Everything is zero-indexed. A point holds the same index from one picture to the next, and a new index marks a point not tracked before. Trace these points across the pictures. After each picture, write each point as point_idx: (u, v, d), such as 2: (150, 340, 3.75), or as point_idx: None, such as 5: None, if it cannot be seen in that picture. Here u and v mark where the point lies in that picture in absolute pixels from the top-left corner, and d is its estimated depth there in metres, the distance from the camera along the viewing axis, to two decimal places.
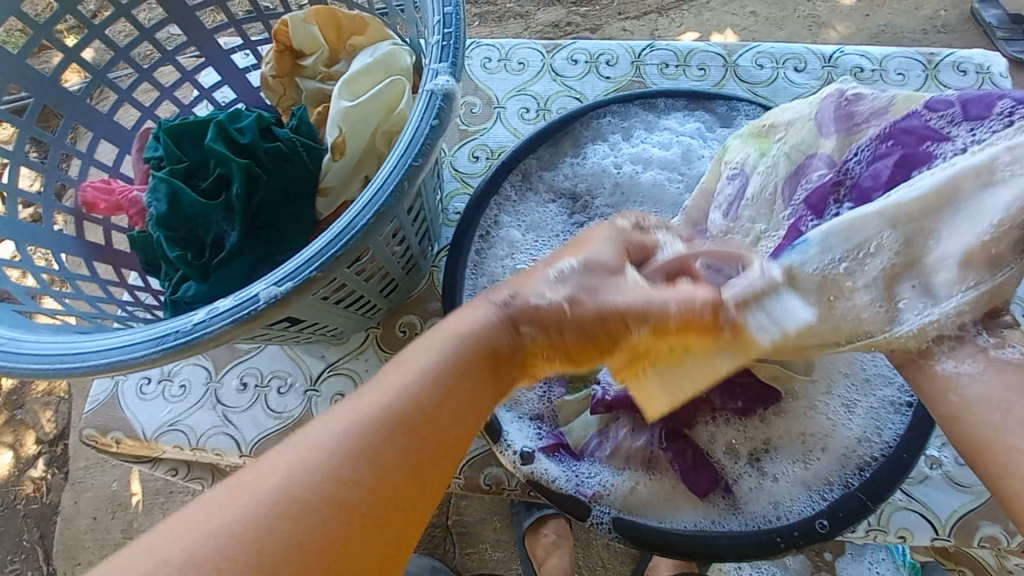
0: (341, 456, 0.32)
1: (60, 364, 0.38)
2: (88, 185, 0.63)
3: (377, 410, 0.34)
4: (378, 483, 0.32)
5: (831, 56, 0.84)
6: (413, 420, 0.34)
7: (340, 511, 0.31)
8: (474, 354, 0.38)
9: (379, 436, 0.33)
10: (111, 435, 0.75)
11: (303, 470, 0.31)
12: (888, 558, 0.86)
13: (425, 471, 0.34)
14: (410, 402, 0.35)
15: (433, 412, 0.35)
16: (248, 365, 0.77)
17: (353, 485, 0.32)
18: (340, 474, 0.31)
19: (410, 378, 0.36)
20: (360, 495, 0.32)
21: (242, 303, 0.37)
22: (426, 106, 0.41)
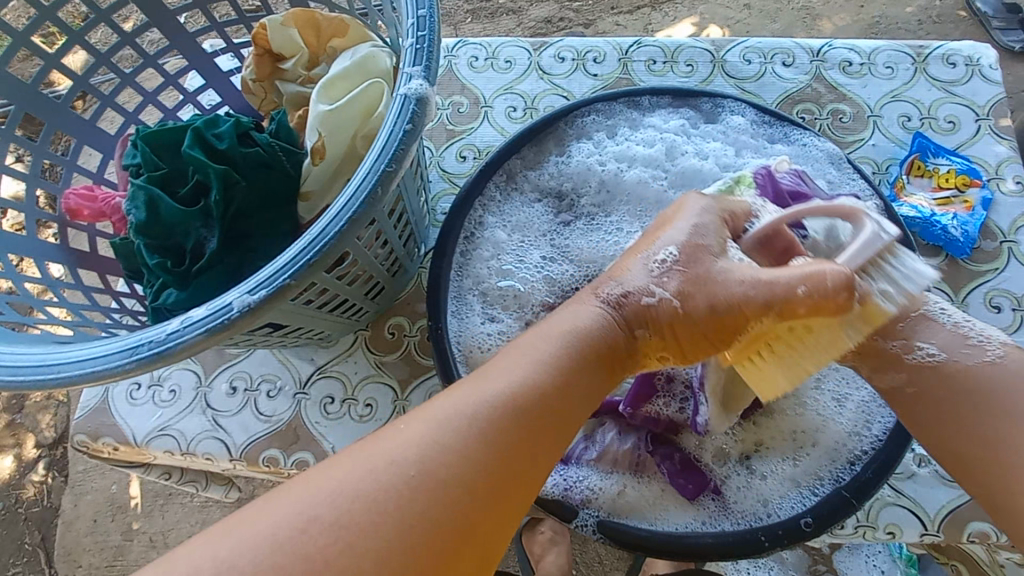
0: (470, 434, 0.35)
1: (34, 376, 0.38)
2: (71, 192, 0.63)
3: (497, 398, 0.37)
4: (492, 461, 0.35)
5: (819, 50, 0.84)
6: (532, 410, 0.38)
7: (466, 487, 0.34)
8: (581, 353, 0.42)
9: (497, 417, 0.36)
10: (102, 441, 0.76)
11: (429, 443, 0.34)
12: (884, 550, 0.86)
13: (538, 453, 0.37)
14: (523, 391, 0.38)
15: (549, 407, 0.39)
16: (237, 369, 0.77)
17: (476, 462, 0.35)
18: (469, 449, 0.35)
19: (521, 369, 0.39)
20: (481, 468, 0.35)
21: (215, 312, 0.37)
22: (400, 110, 0.41)
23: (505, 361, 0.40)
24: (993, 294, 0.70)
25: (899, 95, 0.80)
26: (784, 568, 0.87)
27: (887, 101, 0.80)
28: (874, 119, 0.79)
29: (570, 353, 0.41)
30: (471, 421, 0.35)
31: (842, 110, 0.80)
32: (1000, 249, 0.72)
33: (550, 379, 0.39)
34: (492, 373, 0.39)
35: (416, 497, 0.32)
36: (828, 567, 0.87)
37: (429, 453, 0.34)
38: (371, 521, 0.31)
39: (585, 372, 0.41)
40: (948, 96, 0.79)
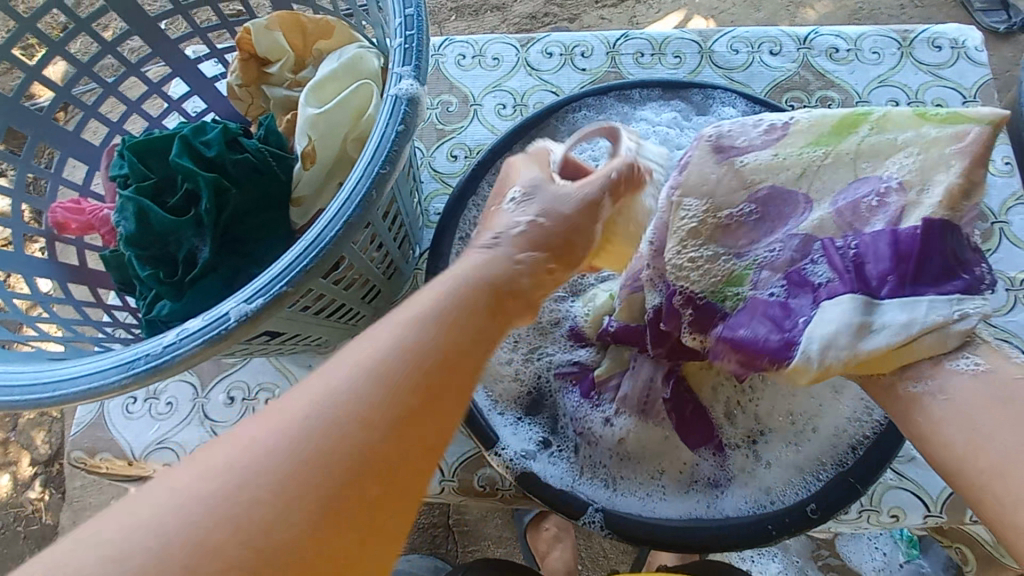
0: (350, 396, 0.30)
1: (27, 395, 0.37)
2: (58, 206, 0.62)
3: (383, 361, 0.31)
4: (377, 433, 0.29)
5: (806, 38, 0.84)
6: (412, 373, 0.31)
7: (350, 464, 0.28)
8: (454, 309, 0.35)
9: (377, 381, 0.30)
10: (99, 456, 0.75)
11: (303, 417, 0.28)
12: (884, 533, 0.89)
13: (418, 422, 0.31)
14: (397, 355, 0.32)
15: (450, 357, 0.33)
16: (234, 379, 0.76)
17: (361, 434, 0.29)
18: (341, 421, 0.29)
19: (390, 327, 0.33)
20: (365, 436, 0.29)
21: (211, 323, 0.37)
22: (391, 111, 0.41)
23: (383, 321, 0.34)
24: (986, 275, 0.71)
25: (886, 80, 0.81)
26: (788, 556, 0.89)
27: (875, 87, 0.81)
28: (863, 105, 0.80)
29: (435, 310, 0.35)
30: (365, 377, 0.30)
31: (830, 96, 0.81)
32: (991, 230, 0.73)
33: (425, 339, 0.33)
34: (395, 327, 0.33)
35: (280, 483, 0.27)
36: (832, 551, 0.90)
37: (300, 430, 0.28)
38: (254, 503, 0.26)
39: (467, 328, 0.35)
40: (935, 79, 0.80)
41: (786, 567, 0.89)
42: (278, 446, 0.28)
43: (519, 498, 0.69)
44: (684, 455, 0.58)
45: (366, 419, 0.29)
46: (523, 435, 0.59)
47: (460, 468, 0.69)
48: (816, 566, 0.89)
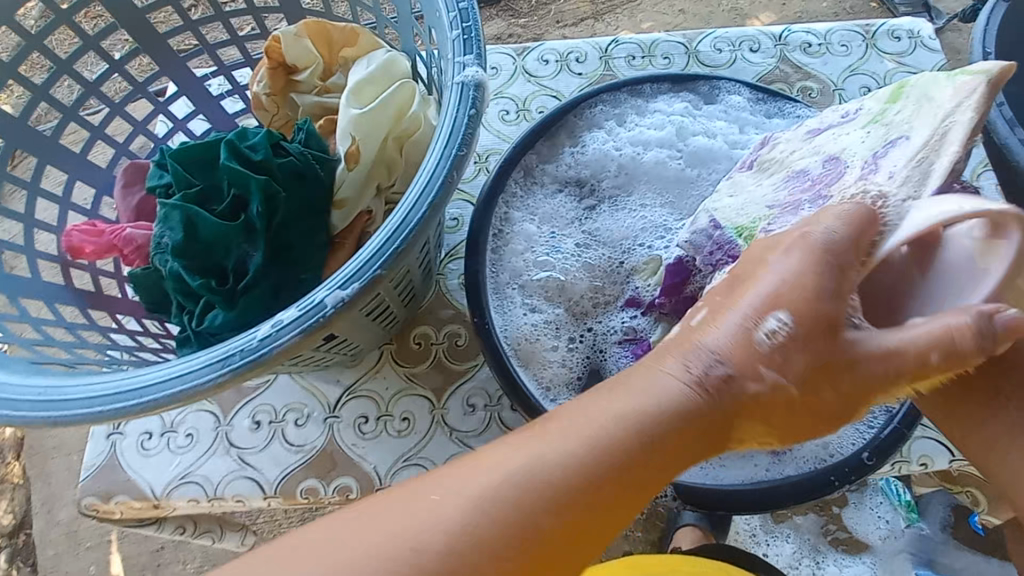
0: (548, 481, 0.30)
1: (111, 406, 0.35)
2: (72, 229, 0.58)
3: (587, 448, 0.31)
4: (563, 519, 0.29)
5: (780, 36, 0.91)
6: (645, 454, 0.31)
7: (530, 556, 0.29)
8: (714, 409, 0.33)
9: (604, 457, 0.31)
10: (113, 500, 0.70)
11: (489, 497, 0.29)
12: (886, 500, 0.85)
13: (622, 511, 0.31)
14: (643, 437, 0.31)
15: (654, 458, 0.31)
16: (259, 403, 0.73)
17: (549, 519, 0.29)
18: (523, 508, 0.29)
19: (630, 418, 0.32)
20: (554, 518, 0.29)
21: (307, 312, 0.36)
22: (461, 97, 0.42)
23: (620, 404, 0.32)
24: None
25: (857, 69, 0.88)
26: (802, 535, 0.84)
27: (848, 76, 0.88)
28: (839, 93, 0.86)
29: (710, 397, 0.33)
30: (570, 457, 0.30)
31: (809, 86, 0.87)
32: (967, 195, 0.80)
33: (665, 433, 0.32)
34: (609, 400, 0.32)
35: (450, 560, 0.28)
36: (841, 526, 0.84)
37: (485, 511, 0.29)
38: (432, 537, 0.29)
39: (706, 429, 0.33)
40: (899, 66, 0.88)
41: (802, 548, 0.84)
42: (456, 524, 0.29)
43: None
44: None
45: (581, 503, 0.30)
46: None
47: None
48: (829, 542, 0.84)
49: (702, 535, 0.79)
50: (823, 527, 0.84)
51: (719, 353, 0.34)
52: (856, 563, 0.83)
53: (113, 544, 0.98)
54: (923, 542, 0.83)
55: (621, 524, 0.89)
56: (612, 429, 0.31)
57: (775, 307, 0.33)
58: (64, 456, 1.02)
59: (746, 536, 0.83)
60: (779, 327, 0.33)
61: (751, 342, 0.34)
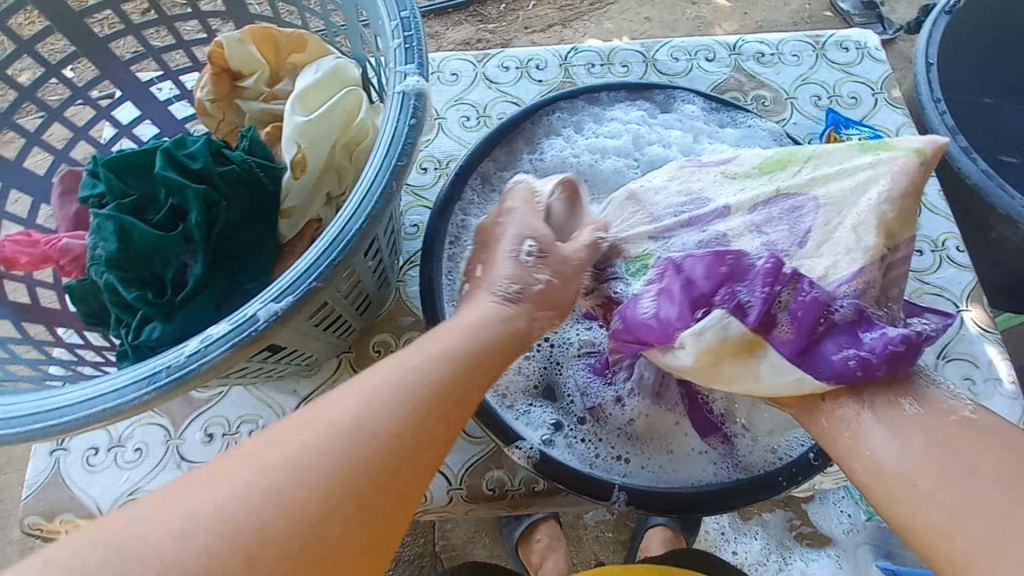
0: (344, 440, 0.33)
1: (31, 426, 0.34)
2: (6, 239, 0.55)
3: (372, 395, 0.35)
4: (377, 472, 0.33)
5: (734, 45, 0.93)
6: (415, 422, 0.35)
7: (347, 513, 0.31)
8: (492, 359, 0.41)
9: (366, 448, 0.33)
10: (58, 519, 0.67)
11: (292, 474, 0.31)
12: (847, 495, 0.87)
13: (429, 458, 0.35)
14: (412, 394, 0.36)
15: (411, 445, 0.34)
16: (211, 415, 0.71)
17: (358, 465, 0.32)
18: (341, 459, 0.32)
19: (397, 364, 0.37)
20: (369, 470, 0.32)
21: (239, 326, 0.35)
22: (401, 107, 0.41)
23: (402, 359, 0.38)
24: (915, 239, 0.81)
25: (807, 78, 0.91)
26: (769, 531, 0.86)
27: (799, 85, 0.90)
28: (790, 101, 0.89)
29: (463, 365, 0.39)
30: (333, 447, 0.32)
31: (763, 94, 0.90)
32: None
33: (444, 384, 0.37)
34: (376, 377, 0.36)
35: (276, 523, 0.29)
36: (805, 520, 0.86)
37: (298, 475, 0.31)
38: None
39: (484, 372, 0.40)
40: (848, 76, 0.91)
41: (769, 544, 0.85)
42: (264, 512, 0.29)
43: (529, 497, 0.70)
44: (692, 440, 0.59)
45: (391, 447, 0.33)
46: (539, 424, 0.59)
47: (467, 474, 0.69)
48: (794, 538, 0.85)
49: (672, 536, 0.80)
50: (788, 522, 0.86)
51: (496, 298, 0.46)
52: (820, 557, 0.85)
53: None
54: (882, 535, 0.85)
55: (591, 526, 0.88)
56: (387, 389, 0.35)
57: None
58: (15, 473, 0.98)
59: (714, 536, 0.85)
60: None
61: (521, 267, 0.48)
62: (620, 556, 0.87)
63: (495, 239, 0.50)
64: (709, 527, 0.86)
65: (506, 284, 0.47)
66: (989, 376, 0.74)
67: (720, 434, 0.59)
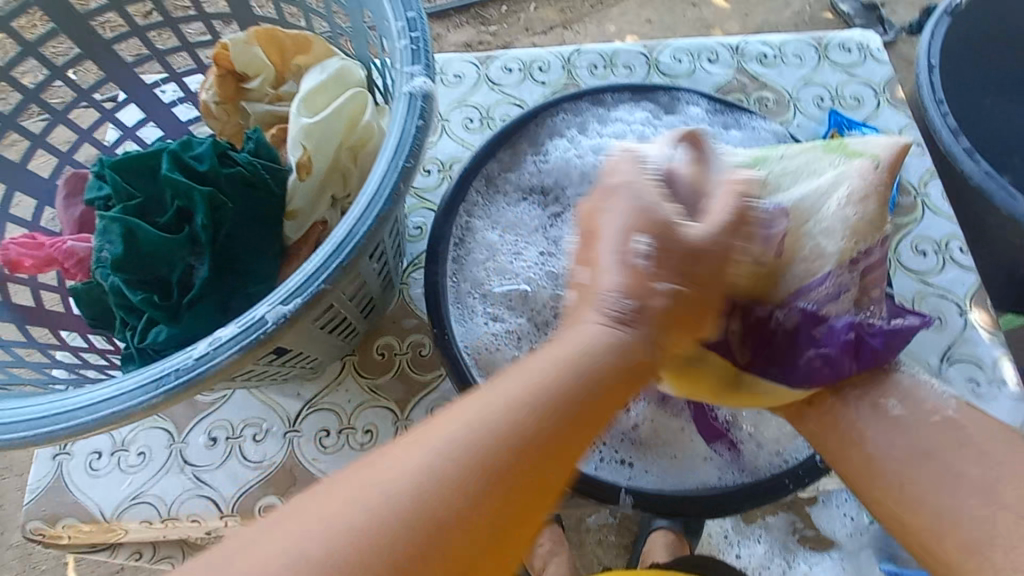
0: (458, 463, 0.30)
1: (38, 430, 0.34)
2: (10, 242, 0.55)
3: (488, 424, 0.32)
4: (502, 493, 0.30)
5: (737, 47, 0.93)
6: (525, 458, 0.31)
7: (461, 540, 0.29)
8: (602, 370, 0.36)
9: (472, 473, 0.30)
10: (61, 524, 0.67)
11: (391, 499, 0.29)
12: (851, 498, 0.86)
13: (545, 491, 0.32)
14: (520, 433, 0.32)
15: (525, 470, 0.31)
16: (215, 419, 0.71)
17: (473, 496, 0.30)
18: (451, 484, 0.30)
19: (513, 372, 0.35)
20: (470, 503, 0.29)
21: (247, 328, 0.35)
22: (408, 108, 0.41)
23: (509, 376, 0.35)
24: (918, 241, 0.81)
25: (810, 80, 0.91)
26: (773, 535, 0.85)
27: (802, 86, 0.90)
28: (794, 102, 0.89)
29: (577, 377, 0.35)
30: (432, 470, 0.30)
31: (765, 96, 0.90)
32: (914, 202, 0.83)
33: (558, 411, 0.33)
34: (478, 400, 0.33)
35: (379, 546, 0.27)
36: (809, 524, 0.85)
37: (382, 504, 0.28)
38: None
39: (606, 393, 0.35)
40: (850, 77, 0.91)
41: (773, 548, 0.85)
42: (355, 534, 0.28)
43: None
44: (697, 445, 0.59)
45: (499, 474, 0.30)
46: None
47: None
48: (798, 541, 0.85)
49: (676, 540, 0.80)
50: (792, 526, 0.85)
51: (602, 318, 0.39)
52: (823, 560, 0.84)
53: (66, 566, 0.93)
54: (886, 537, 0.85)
55: (594, 529, 0.88)
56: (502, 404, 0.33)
57: (633, 235, 0.40)
58: (16, 477, 0.98)
59: (717, 539, 0.86)
60: (642, 250, 0.40)
61: (633, 273, 0.40)
62: (624, 560, 0.87)
63: (592, 234, 0.44)
64: (711, 530, 0.87)
65: (614, 298, 0.39)
66: (993, 378, 0.74)
67: (725, 440, 0.58)
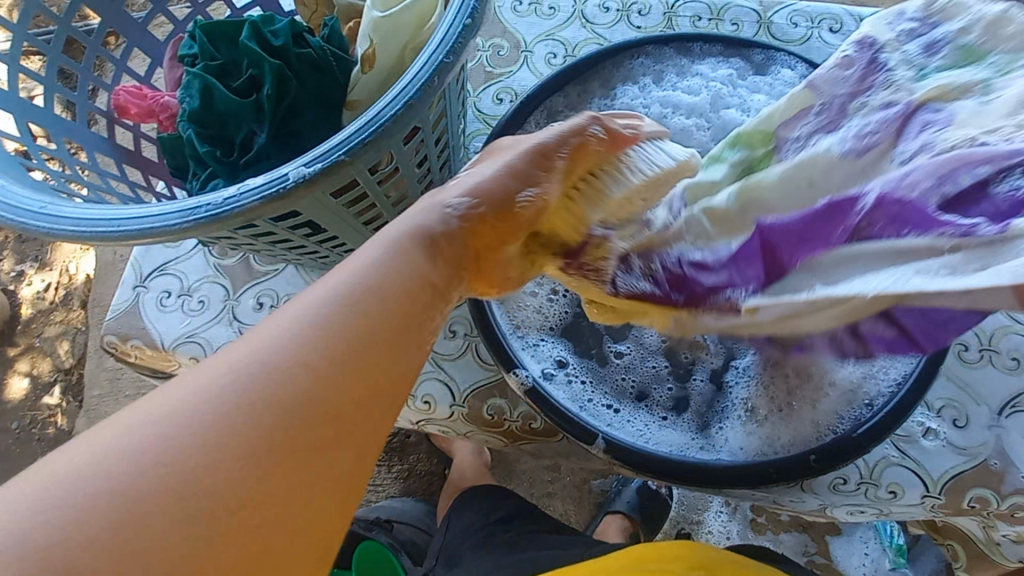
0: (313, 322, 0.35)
1: (94, 228, 0.40)
2: (121, 89, 0.63)
3: (321, 324, 0.35)
4: (330, 386, 0.34)
5: (868, 19, 0.83)
6: (351, 351, 0.35)
7: (304, 431, 0.32)
8: (394, 282, 0.38)
9: (309, 363, 0.33)
10: (130, 342, 0.78)
11: (254, 362, 0.33)
12: (875, 538, 1.03)
13: (363, 427, 0.35)
14: (344, 324, 0.35)
15: (345, 366, 0.34)
16: (265, 286, 0.79)
17: (302, 398, 0.33)
18: (305, 386, 0.33)
19: (374, 251, 0.39)
20: (328, 395, 0.33)
21: (271, 182, 0.39)
22: (461, 6, 0.42)
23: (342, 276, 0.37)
24: None
25: None
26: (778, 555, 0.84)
27: None
28: None
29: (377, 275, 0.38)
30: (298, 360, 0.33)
31: None
32: None
33: (368, 295, 0.37)
34: (337, 291, 0.37)
35: (252, 434, 0.31)
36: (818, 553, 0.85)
37: (251, 394, 0.32)
38: (233, 439, 0.31)
39: (396, 300, 0.38)
40: None
41: None
42: (248, 381, 0.32)
43: (526, 433, 0.73)
44: (684, 426, 0.61)
45: (347, 373, 0.34)
46: (540, 359, 0.63)
47: (470, 396, 0.72)
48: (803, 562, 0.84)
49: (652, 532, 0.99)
50: (803, 548, 1.05)
51: (458, 205, 0.42)
52: None
53: (144, 401, 1.24)
54: None
55: (594, 491, 1.12)
56: (362, 270, 0.37)
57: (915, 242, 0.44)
58: None
59: (719, 537, 1.07)
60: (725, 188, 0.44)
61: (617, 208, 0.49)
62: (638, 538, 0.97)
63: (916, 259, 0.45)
64: (714, 530, 1.07)
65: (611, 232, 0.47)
66: None
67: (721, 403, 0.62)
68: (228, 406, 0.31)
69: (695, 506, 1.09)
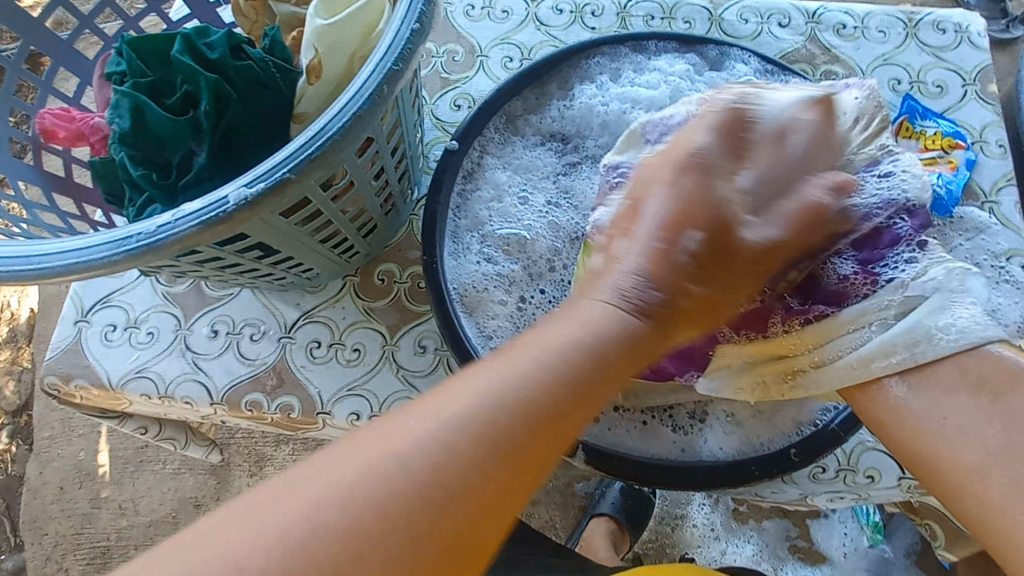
0: (529, 392, 0.34)
1: (11, 267, 0.36)
2: (46, 112, 0.58)
3: (487, 407, 0.33)
4: (500, 475, 0.32)
5: (815, 12, 0.84)
6: (526, 433, 0.33)
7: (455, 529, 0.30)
8: (609, 357, 0.37)
9: (482, 444, 0.32)
10: (73, 383, 0.72)
11: (404, 453, 0.31)
12: (852, 518, 1.05)
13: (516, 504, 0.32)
14: (531, 406, 0.33)
15: (520, 455, 0.32)
16: (219, 313, 0.75)
17: (450, 497, 0.30)
18: (439, 476, 0.31)
19: (574, 328, 0.37)
20: (475, 486, 0.31)
21: (210, 205, 0.36)
22: (407, 10, 0.40)
23: (520, 352, 0.35)
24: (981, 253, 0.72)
25: (889, 59, 0.82)
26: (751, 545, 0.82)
27: (878, 65, 0.81)
28: None
29: (594, 358, 0.36)
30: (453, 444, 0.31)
31: (834, 71, 0.82)
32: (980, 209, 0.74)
33: (597, 362, 0.36)
34: (496, 368, 0.34)
35: (375, 536, 0.29)
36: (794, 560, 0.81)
37: (406, 483, 0.30)
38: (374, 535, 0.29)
39: (611, 370, 0.37)
40: (937, 61, 0.81)
41: (763, 551, 1.05)
42: (392, 470, 0.30)
43: None
44: (664, 431, 0.60)
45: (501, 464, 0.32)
46: None
47: None
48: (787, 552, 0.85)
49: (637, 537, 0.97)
50: (785, 534, 1.05)
51: (616, 299, 0.39)
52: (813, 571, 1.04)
53: (100, 439, 1.17)
54: (882, 562, 1.01)
55: (579, 495, 1.10)
56: (534, 367, 0.34)
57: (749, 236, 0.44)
58: None
59: (705, 530, 1.07)
60: (689, 247, 0.41)
61: (668, 265, 0.41)
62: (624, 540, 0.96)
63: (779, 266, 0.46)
64: (700, 524, 1.07)
65: (644, 288, 0.40)
66: None
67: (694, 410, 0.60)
68: (361, 492, 0.30)
69: (678, 502, 1.09)
